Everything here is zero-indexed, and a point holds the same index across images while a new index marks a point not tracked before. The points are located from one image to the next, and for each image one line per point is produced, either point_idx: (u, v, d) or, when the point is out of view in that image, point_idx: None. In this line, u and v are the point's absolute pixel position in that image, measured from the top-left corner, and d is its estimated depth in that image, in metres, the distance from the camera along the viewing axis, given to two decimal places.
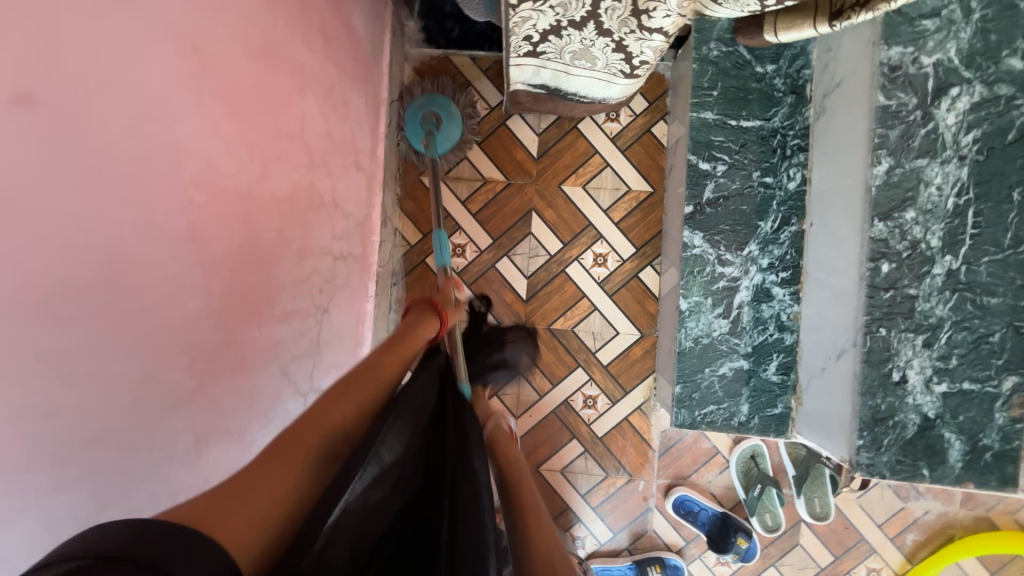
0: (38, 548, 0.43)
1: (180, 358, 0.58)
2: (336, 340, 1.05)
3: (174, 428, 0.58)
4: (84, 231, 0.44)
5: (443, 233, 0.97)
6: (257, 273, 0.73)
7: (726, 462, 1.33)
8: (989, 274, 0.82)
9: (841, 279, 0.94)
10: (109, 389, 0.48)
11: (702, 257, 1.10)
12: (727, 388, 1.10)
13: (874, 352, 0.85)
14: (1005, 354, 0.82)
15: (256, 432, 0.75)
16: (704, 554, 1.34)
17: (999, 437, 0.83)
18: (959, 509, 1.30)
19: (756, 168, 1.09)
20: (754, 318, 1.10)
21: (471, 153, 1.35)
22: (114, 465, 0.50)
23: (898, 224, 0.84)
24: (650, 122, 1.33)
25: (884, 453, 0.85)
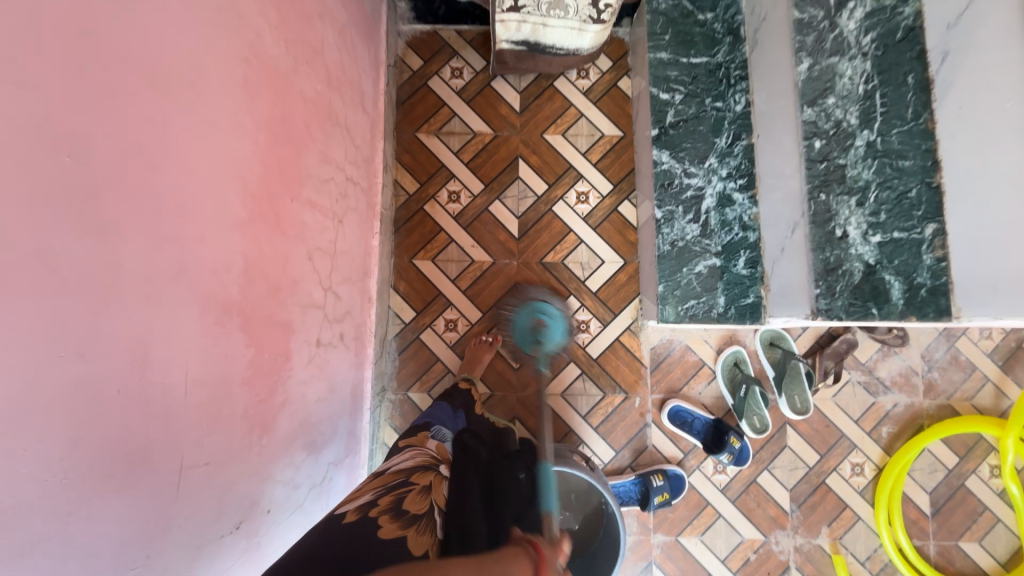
0: (138, 276, 0.51)
1: (236, 185, 0.68)
2: (348, 255, 1.14)
3: (230, 244, 0.67)
4: (179, 34, 0.56)
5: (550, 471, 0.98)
6: (290, 151, 0.84)
7: (712, 372, 1.43)
8: (900, 141, 0.99)
9: (787, 176, 1.12)
10: (188, 175, 0.58)
11: (671, 171, 1.26)
12: (704, 283, 1.23)
13: (818, 214, 1.03)
14: (924, 206, 0.97)
15: (285, 294, 0.84)
16: (702, 464, 1.41)
17: (930, 275, 0.96)
18: (924, 399, 1.42)
19: (708, 96, 1.28)
20: (721, 221, 1.25)
21: (460, 111, 1.52)
22: (189, 246, 0.59)
23: (823, 108, 1.05)
24: (616, 78, 1.53)
25: (838, 298, 1.00)
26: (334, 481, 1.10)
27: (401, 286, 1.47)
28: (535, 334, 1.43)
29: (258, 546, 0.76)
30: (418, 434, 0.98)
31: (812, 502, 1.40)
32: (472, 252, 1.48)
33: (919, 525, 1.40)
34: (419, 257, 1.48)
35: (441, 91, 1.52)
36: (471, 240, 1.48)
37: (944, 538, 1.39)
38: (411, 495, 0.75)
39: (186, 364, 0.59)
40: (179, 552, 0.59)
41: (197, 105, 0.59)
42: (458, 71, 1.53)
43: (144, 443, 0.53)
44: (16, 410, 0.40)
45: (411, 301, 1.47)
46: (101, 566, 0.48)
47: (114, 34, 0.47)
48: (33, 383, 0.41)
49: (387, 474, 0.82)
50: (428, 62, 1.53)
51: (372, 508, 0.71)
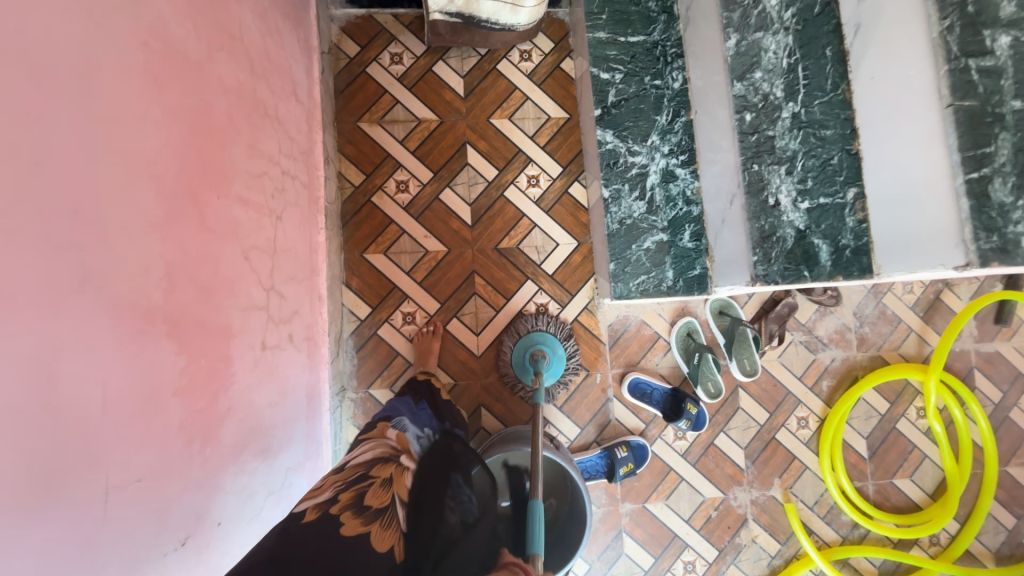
0: (36, 282, 0.47)
1: (148, 182, 0.63)
2: (291, 251, 1.09)
3: (146, 246, 0.62)
4: (61, 17, 0.51)
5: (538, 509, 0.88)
6: (212, 145, 0.79)
7: (668, 344, 1.48)
8: (822, 112, 1.04)
9: (724, 154, 1.19)
10: (87, 173, 0.53)
11: (615, 151, 1.28)
12: (653, 258, 1.27)
13: (752, 184, 1.08)
14: (845, 171, 1.02)
15: (219, 297, 0.79)
16: (663, 432, 1.47)
17: (853, 237, 1.02)
18: (858, 353, 1.53)
19: (647, 74, 1.30)
20: (666, 196, 1.28)
21: (403, 97, 1.47)
22: (96, 251, 0.54)
23: (751, 81, 1.10)
24: (559, 59, 1.52)
25: (774, 262, 1.06)
26: (297, 491, 1.07)
27: (353, 282, 1.43)
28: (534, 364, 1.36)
29: (213, 562, 0.74)
30: (377, 427, 0.96)
31: (765, 457, 1.49)
32: (427, 243, 1.45)
33: (858, 467, 1.52)
34: (370, 251, 1.44)
35: (382, 77, 1.47)
36: (424, 230, 1.46)
37: (880, 477, 1.53)
38: (373, 489, 0.77)
39: (102, 379, 0.54)
40: None
41: (91, 97, 0.54)
42: (398, 56, 1.48)
43: (60, 466, 0.49)
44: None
45: (365, 296, 1.43)
46: None
47: None
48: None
49: (346, 467, 0.82)
50: (365, 48, 1.47)
51: (333, 504, 0.72)
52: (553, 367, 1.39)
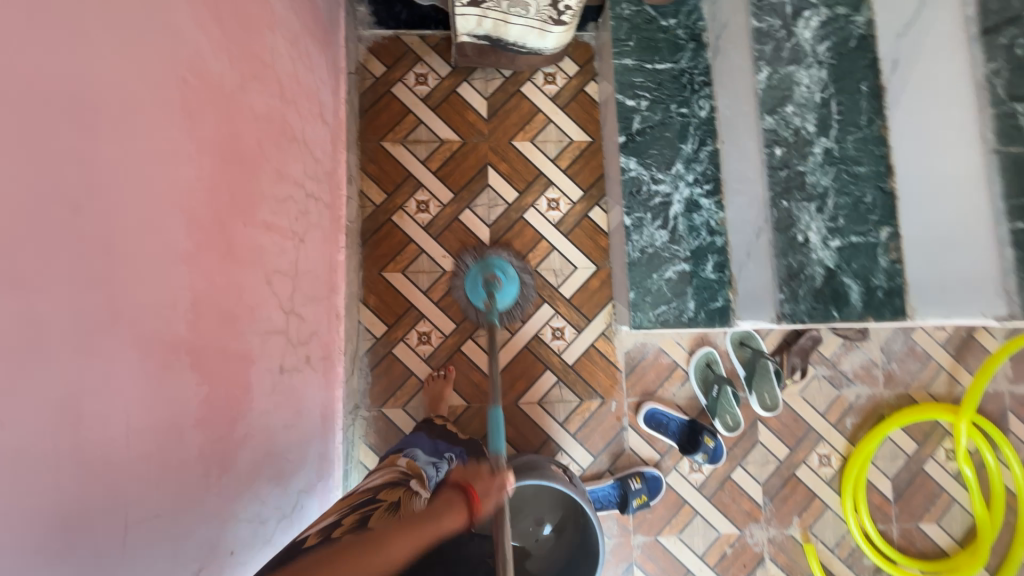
0: (67, 323, 0.47)
1: (179, 215, 0.64)
2: (312, 272, 1.10)
3: (174, 279, 0.63)
4: (104, 60, 0.51)
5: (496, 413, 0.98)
6: (241, 174, 0.80)
7: (685, 374, 1.45)
8: (856, 148, 1.03)
9: (752, 186, 1.18)
10: (121, 212, 0.54)
11: (639, 178, 1.27)
12: (674, 288, 1.24)
13: (780, 221, 1.03)
14: (878, 210, 1.01)
15: (242, 324, 0.80)
16: (678, 464, 1.43)
17: (886, 277, 1.00)
18: (884, 390, 1.48)
19: (673, 102, 1.29)
20: (689, 226, 1.26)
21: (426, 118, 1.48)
22: (127, 289, 0.55)
23: (783, 115, 1.04)
24: (583, 83, 1.52)
25: (801, 302, 1.01)
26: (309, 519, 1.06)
27: (371, 300, 1.43)
28: (488, 287, 1.39)
29: None
30: (388, 458, 1.00)
31: (784, 494, 1.45)
32: (445, 263, 1.45)
33: (882, 509, 1.46)
34: (388, 270, 1.44)
35: (406, 97, 1.48)
36: (443, 250, 1.46)
37: (905, 521, 1.46)
38: (377, 512, 0.74)
39: (126, 415, 0.54)
40: None
41: (127, 134, 0.55)
42: (423, 77, 1.49)
43: (82, 505, 0.49)
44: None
45: (381, 314, 1.43)
46: None
47: (27, 67, 0.43)
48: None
49: (355, 494, 0.84)
50: (391, 69, 1.49)
51: (334, 528, 0.70)
52: (507, 289, 1.40)
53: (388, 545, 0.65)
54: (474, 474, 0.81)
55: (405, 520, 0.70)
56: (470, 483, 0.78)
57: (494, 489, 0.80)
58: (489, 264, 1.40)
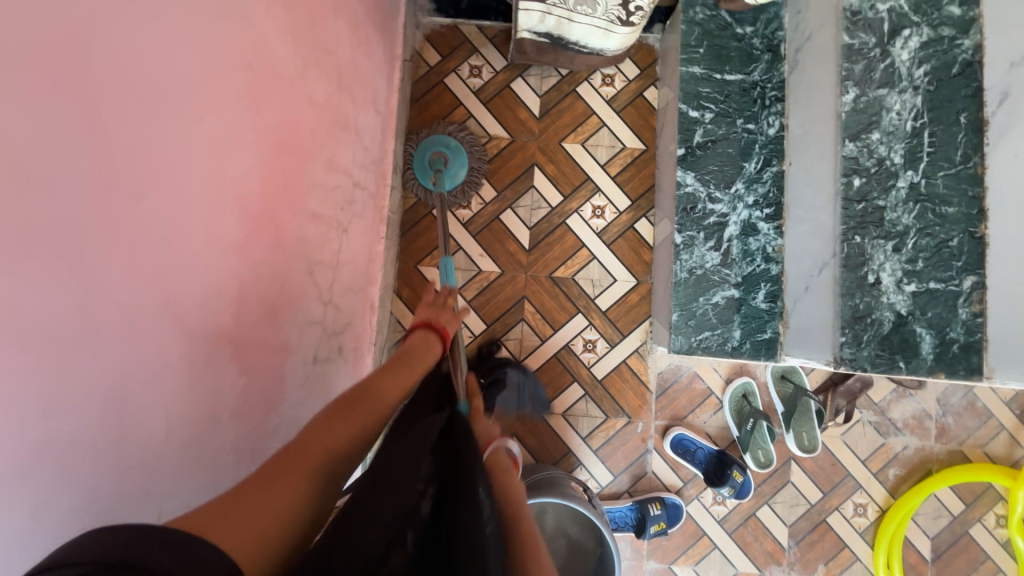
0: (121, 316, 0.46)
1: (233, 205, 0.63)
2: (352, 262, 1.09)
3: (224, 270, 0.62)
4: (174, 46, 0.50)
5: (448, 261, 1.11)
6: (295, 164, 0.78)
7: (719, 402, 1.39)
8: (946, 186, 0.93)
9: (818, 214, 1.08)
10: (179, 203, 0.53)
11: (694, 195, 1.20)
12: (720, 314, 1.18)
13: (851, 257, 0.95)
14: (964, 257, 0.92)
15: (282, 316, 0.79)
16: (701, 494, 1.38)
17: (964, 331, 0.91)
18: (935, 444, 1.38)
19: (740, 116, 1.21)
20: (743, 250, 1.19)
21: (476, 112, 1.45)
22: (178, 280, 0.54)
23: (866, 142, 0.97)
24: (642, 87, 1.45)
25: (864, 347, 0.94)
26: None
27: (404, 292, 1.42)
28: (435, 165, 1.35)
29: None
30: None
31: (811, 540, 1.37)
32: (481, 263, 1.42)
33: (918, 570, 1.37)
34: (424, 264, 1.43)
35: (459, 89, 1.45)
36: (480, 249, 1.43)
37: None
38: None
39: (169, 407, 0.54)
40: None
41: (192, 123, 0.53)
42: (477, 69, 1.45)
43: (121, 496, 0.49)
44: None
45: (414, 307, 1.42)
46: None
47: (101, 53, 0.42)
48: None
49: None
50: (445, 59, 1.45)
51: None
52: (457, 159, 1.37)
53: (382, 388, 0.66)
54: (436, 310, 0.89)
55: (396, 366, 0.72)
56: (431, 318, 0.87)
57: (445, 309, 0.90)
58: (435, 142, 1.36)
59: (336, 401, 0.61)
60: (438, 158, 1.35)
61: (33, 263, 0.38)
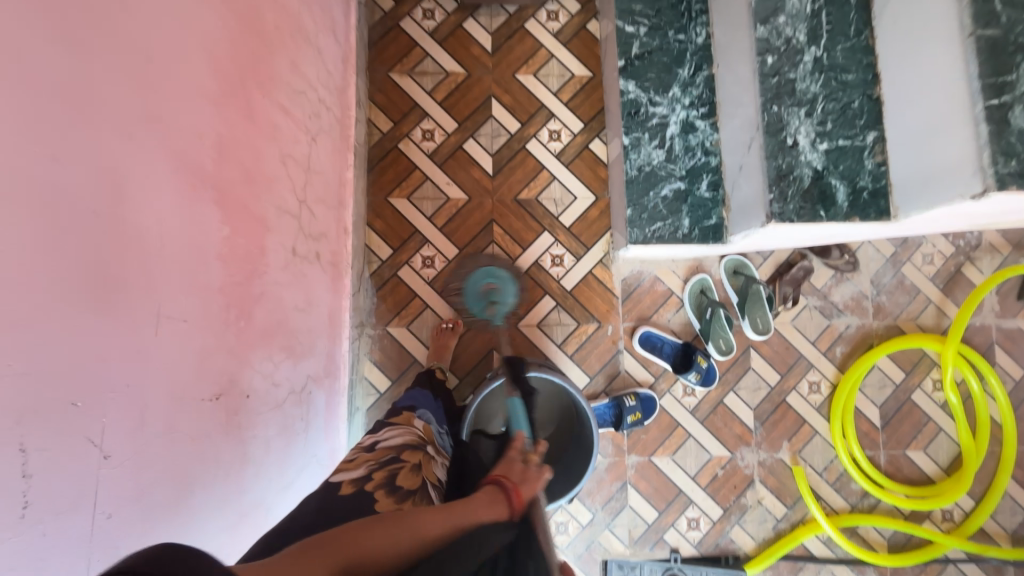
0: (115, 107, 0.52)
1: (206, 57, 0.68)
2: (322, 175, 1.15)
3: (201, 113, 0.67)
4: None
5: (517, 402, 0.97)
6: (259, 49, 0.84)
7: (680, 301, 1.49)
8: (844, 57, 1.08)
9: (742, 110, 1.19)
10: (159, 30, 0.59)
11: (637, 101, 1.32)
12: (669, 206, 1.29)
13: (771, 124, 1.08)
14: (865, 116, 1.07)
15: (259, 189, 0.84)
16: (672, 387, 1.48)
17: (871, 179, 1.05)
18: (874, 321, 1.52)
19: (671, 29, 1.33)
20: (685, 146, 1.31)
21: (433, 51, 1.53)
22: (161, 101, 0.59)
23: (775, 25, 1.09)
24: (585, 21, 1.56)
25: (790, 202, 1.06)
26: (312, 437, 1.10)
27: (377, 223, 1.47)
28: (488, 297, 1.31)
29: (245, 427, 0.80)
30: (403, 415, 1.03)
31: (774, 419, 1.49)
32: (448, 191, 1.50)
33: (870, 436, 1.51)
34: (394, 196, 1.49)
35: (413, 31, 1.53)
36: (446, 178, 1.50)
37: (893, 448, 1.51)
38: (403, 471, 0.83)
39: (160, 215, 0.59)
40: (159, 402, 0.59)
41: None
42: (430, 12, 1.54)
43: (123, 277, 0.54)
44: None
45: (387, 237, 1.48)
46: (77, 378, 0.48)
47: None
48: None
49: (379, 449, 0.89)
50: (399, 3, 1.53)
51: (368, 482, 0.80)
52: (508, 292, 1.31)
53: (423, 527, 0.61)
54: (517, 472, 0.74)
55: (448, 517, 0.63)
56: (508, 477, 0.72)
57: (528, 476, 0.73)
58: (484, 274, 1.32)
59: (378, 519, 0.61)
60: (491, 288, 1.31)
61: (33, 12, 0.43)
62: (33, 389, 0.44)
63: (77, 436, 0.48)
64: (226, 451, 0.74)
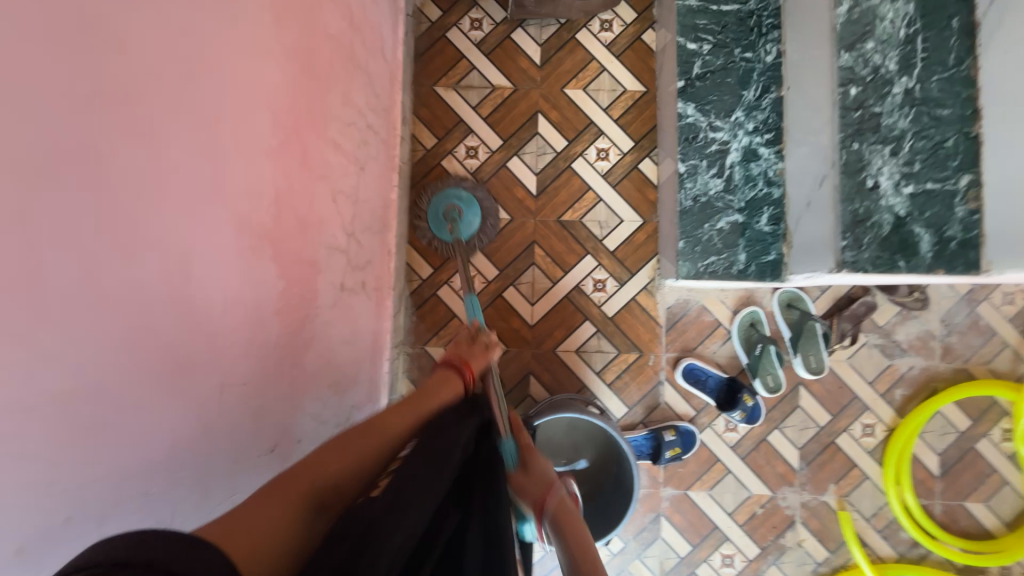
0: (185, 190, 0.52)
1: (266, 114, 0.67)
2: (368, 201, 1.14)
3: (260, 174, 0.66)
4: None
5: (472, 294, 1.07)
6: (314, 91, 0.83)
7: (728, 333, 1.43)
8: (940, 89, 0.97)
9: (816, 138, 1.13)
10: (225, 101, 0.57)
11: (695, 125, 1.23)
12: (725, 240, 1.22)
13: (849, 164, 0.99)
14: (960, 157, 0.96)
15: (311, 235, 0.84)
16: (713, 422, 1.43)
17: (961, 228, 0.95)
18: (940, 363, 1.42)
19: (737, 46, 1.23)
20: (745, 175, 1.22)
21: (479, 63, 1.48)
22: (224, 172, 0.58)
23: (861, 51, 0.99)
24: (640, 30, 1.47)
25: (864, 250, 0.98)
26: None
27: (418, 243, 1.46)
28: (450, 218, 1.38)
29: None
30: None
31: (821, 460, 1.43)
32: None
33: (926, 484, 1.42)
34: None
35: (460, 42, 1.48)
36: (488, 196, 1.47)
37: (950, 498, 1.42)
38: None
39: (224, 287, 0.59)
40: (221, 471, 0.60)
41: (231, 26, 0.58)
42: (478, 21, 1.48)
43: (191, 357, 0.54)
44: (63, 313, 0.39)
45: (427, 256, 1.47)
46: (152, 470, 0.49)
47: None
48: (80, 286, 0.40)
49: None
50: (446, 13, 1.48)
51: None
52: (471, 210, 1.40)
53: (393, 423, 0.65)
54: (465, 349, 0.91)
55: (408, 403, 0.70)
56: (458, 357, 0.88)
57: (475, 350, 0.92)
58: (448, 195, 1.39)
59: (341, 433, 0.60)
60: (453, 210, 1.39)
61: (107, 116, 0.42)
62: (112, 489, 0.44)
63: (151, 523, 0.49)
64: None
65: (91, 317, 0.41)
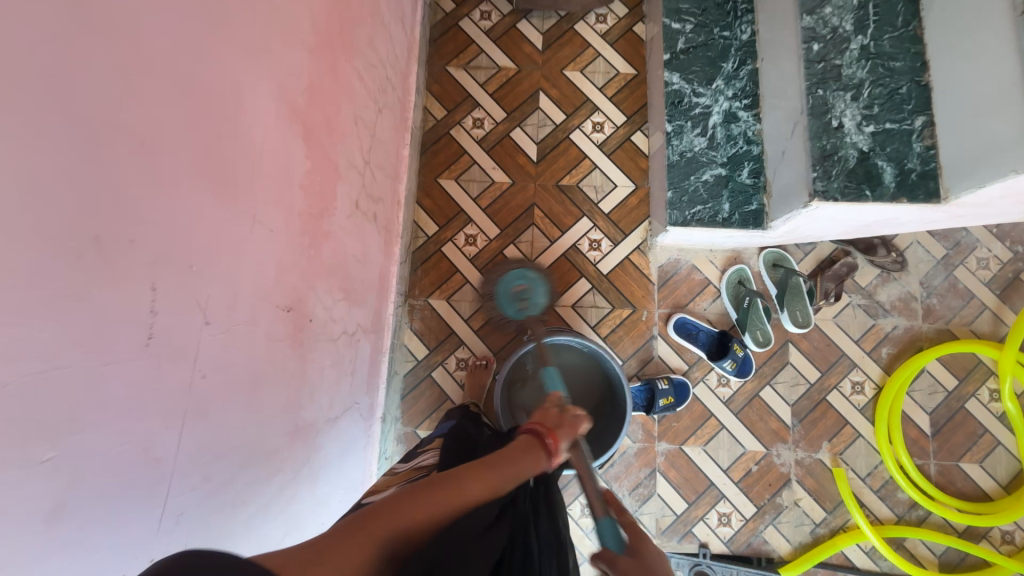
0: (244, 31, 0.62)
1: (307, 12, 0.79)
2: (383, 144, 1.25)
3: (298, 59, 0.77)
4: None
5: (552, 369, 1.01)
6: (345, 19, 0.96)
7: (717, 290, 1.50)
8: (892, 46, 1.11)
9: (789, 100, 1.20)
10: None
11: (681, 91, 1.37)
12: (709, 191, 1.32)
13: (816, 107, 1.11)
14: (913, 101, 1.08)
15: (335, 140, 0.94)
16: (706, 377, 1.47)
17: (920, 162, 1.05)
18: (923, 323, 1.47)
19: (716, 26, 1.40)
20: (727, 135, 1.35)
21: (488, 48, 1.65)
22: (273, 37, 0.69)
23: (821, 15, 1.14)
24: (631, 23, 1.66)
25: (833, 181, 1.07)
26: (356, 384, 1.16)
27: (425, 202, 1.57)
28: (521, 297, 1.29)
29: (306, 347, 0.87)
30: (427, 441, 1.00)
31: (813, 418, 1.45)
32: (494, 174, 1.59)
33: (919, 444, 1.43)
34: (443, 177, 1.59)
35: (471, 30, 1.66)
36: (492, 163, 1.59)
37: (944, 458, 1.42)
38: None
39: (262, 133, 0.68)
40: (244, 296, 0.66)
41: None
42: (487, 13, 1.67)
43: (232, 174, 0.62)
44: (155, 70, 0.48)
45: (434, 215, 1.57)
46: (195, 247, 0.55)
47: None
48: (171, 56, 0.50)
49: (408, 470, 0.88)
50: (459, 6, 1.67)
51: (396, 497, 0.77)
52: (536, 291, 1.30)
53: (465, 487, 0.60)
54: (553, 418, 0.80)
55: (486, 468, 0.64)
56: (545, 423, 0.77)
57: (563, 419, 0.80)
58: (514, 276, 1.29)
59: (427, 482, 0.58)
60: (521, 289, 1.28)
61: None
62: (167, 244, 0.51)
63: (189, 299, 0.55)
64: (289, 364, 0.81)
65: (174, 86, 0.50)
